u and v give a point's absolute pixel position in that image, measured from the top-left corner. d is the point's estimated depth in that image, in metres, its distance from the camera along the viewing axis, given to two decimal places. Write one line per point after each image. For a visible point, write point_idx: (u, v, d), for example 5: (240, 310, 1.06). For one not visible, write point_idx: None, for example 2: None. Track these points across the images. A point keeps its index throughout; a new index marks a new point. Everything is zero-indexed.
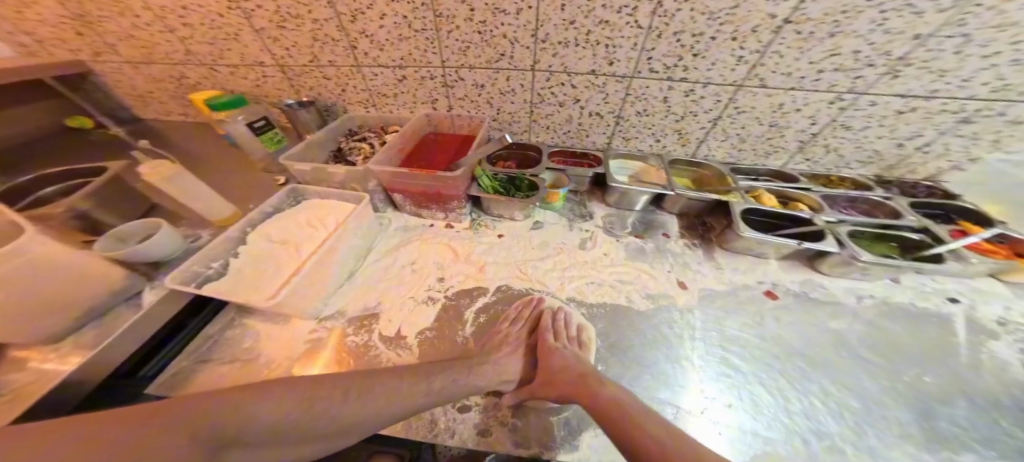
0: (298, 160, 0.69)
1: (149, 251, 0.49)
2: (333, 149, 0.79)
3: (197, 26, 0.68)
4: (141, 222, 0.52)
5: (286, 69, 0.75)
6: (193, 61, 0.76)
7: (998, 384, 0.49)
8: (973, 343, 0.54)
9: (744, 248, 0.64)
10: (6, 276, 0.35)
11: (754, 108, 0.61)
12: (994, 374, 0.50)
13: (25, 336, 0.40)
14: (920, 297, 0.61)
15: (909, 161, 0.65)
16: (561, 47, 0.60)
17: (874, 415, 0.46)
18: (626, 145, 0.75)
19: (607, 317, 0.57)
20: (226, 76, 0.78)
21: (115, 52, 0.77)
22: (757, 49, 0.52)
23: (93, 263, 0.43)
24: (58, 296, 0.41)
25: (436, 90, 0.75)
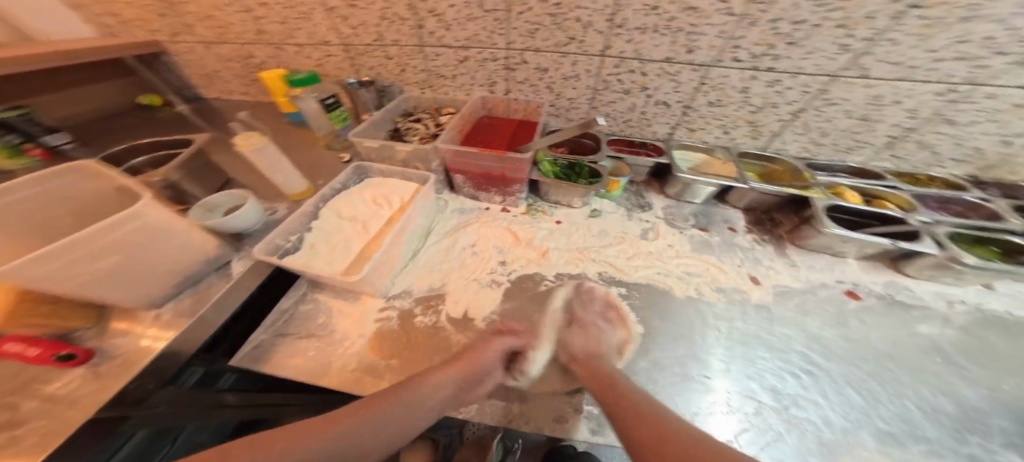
0: (364, 137, 0.71)
1: (236, 222, 0.50)
2: (390, 130, 0.79)
3: (271, 4, 0.69)
4: (229, 193, 0.54)
5: (351, 49, 0.76)
6: (262, 41, 0.78)
7: None
8: None
9: (821, 246, 0.61)
10: (124, 239, 0.36)
11: (847, 100, 0.58)
12: None
13: (134, 301, 0.42)
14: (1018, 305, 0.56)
15: (1013, 161, 0.60)
16: (637, 33, 0.58)
17: (986, 426, 0.43)
18: (690, 136, 0.74)
19: (681, 308, 0.54)
20: (292, 56, 0.80)
21: (191, 33, 0.81)
22: (869, 37, 0.49)
23: (198, 236, 0.45)
24: (168, 265, 0.43)
25: (496, 73, 0.74)
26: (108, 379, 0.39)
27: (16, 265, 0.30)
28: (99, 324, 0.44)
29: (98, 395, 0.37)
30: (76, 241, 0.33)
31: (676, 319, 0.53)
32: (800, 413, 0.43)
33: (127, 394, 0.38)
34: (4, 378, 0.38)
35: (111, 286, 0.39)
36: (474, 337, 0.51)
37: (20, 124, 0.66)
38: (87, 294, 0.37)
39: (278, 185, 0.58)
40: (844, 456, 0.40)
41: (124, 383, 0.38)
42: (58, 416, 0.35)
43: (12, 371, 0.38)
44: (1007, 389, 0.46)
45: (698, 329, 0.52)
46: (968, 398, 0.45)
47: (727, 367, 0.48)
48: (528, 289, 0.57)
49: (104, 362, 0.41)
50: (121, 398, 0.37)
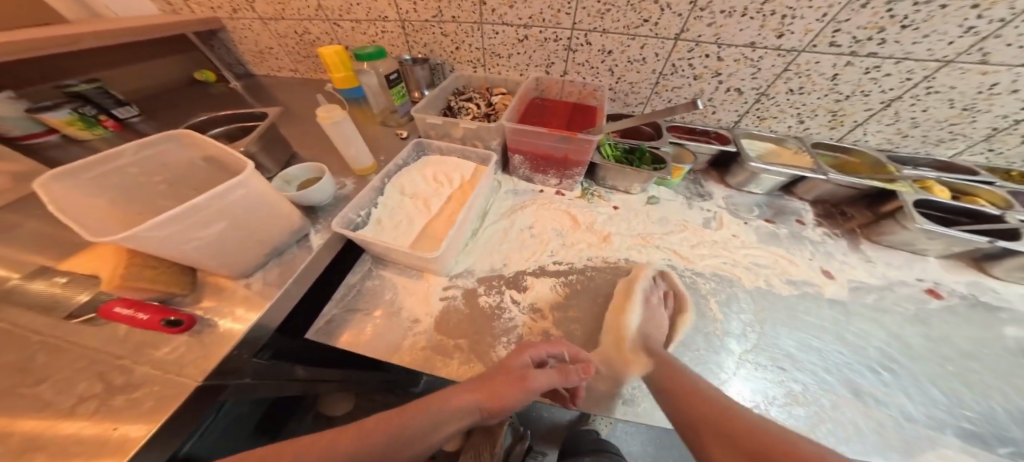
0: (424, 113, 0.70)
1: (312, 196, 0.52)
2: (443, 108, 0.77)
3: None
4: (303, 168, 0.55)
5: (408, 25, 0.75)
6: (319, 17, 0.78)
7: None
8: None
9: (901, 242, 0.57)
10: (225, 204, 0.38)
11: (951, 90, 0.54)
12: None
13: (231, 268, 0.45)
14: None
15: None
16: (722, 16, 0.55)
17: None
18: (758, 124, 0.71)
19: (749, 296, 0.53)
20: (347, 32, 0.80)
21: (250, 9, 0.82)
22: (1000, 19, 0.45)
23: (285, 207, 0.46)
24: (260, 234, 0.45)
25: (556, 53, 0.71)
26: (209, 346, 0.41)
27: (143, 228, 0.32)
28: (193, 291, 0.46)
29: (203, 360, 0.39)
30: (191, 209, 0.35)
31: (744, 307, 0.52)
32: (879, 404, 0.42)
33: (227, 362, 0.40)
34: (114, 340, 0.40)
35: (213, 254, 0.41)
36: (540, 318, 0.51)
37: (93, 96, 0.68)
38: (193, 259, 0.40)
39: (348, 160, 0.59)
40: (922, 450, 0.38)
41: (225, 352, 0.40)
42: (170, 380, 0.37)
43: (122, 333, 0.41)
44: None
45: (769, 318, 0.51)
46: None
47: (799, 352, 0.47)
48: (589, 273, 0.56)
49: (201, 329, 0.43)
50: (222, 366, 0.40)
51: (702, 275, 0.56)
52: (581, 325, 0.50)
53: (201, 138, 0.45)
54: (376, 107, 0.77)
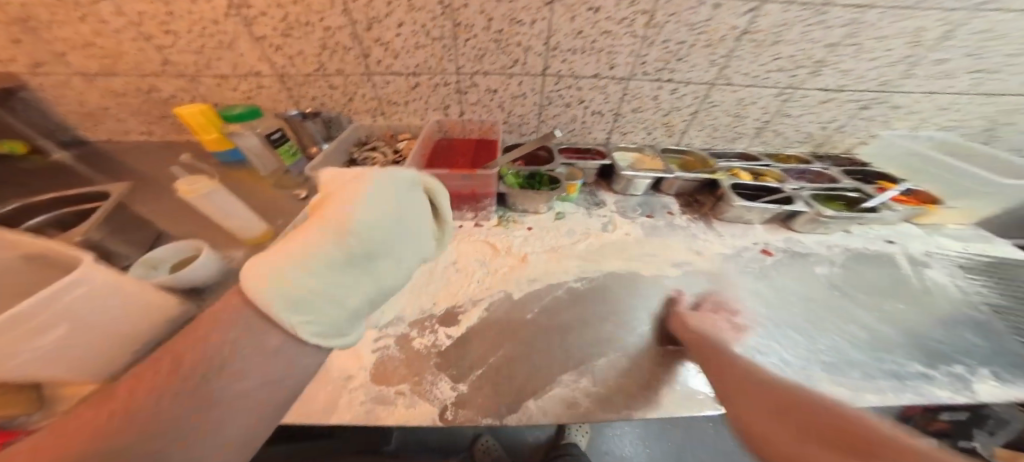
0: (322, 170, 0.67)
1: (193, 274, 0.44)
2: (345, 160, 0.75)
3: (183, 34, 0.63)
4: (174, 246, 0.46)
5: (286, 78, 0.72)
6: (171, 72, 0.70)
7: (945, 302, 0.65)
8: (918, 273, 0.71)
9: (735, 216, 0.76)
10: (59, 311, 0.30)
11: (723, 103, 0.76)
12: (940, 295, 0.67)
13: (88, 376, 0.36)
14: (869, 241, 0.77)
15: (832, 139, 0.83)
16: (569, 54, 0.68)
17: (890, 345, 0.58)
18: (623, 139, 0.86)
19: (647, 285, 0.63)
20: (211, 88, 0.73)
21: (66, 64, 0.68)
22: (725, 54, 0.66)
23: (153, 294, 0.38)
24: (125, 331, 0.37)
25: (448, 96, 0.77)
26: None
27: None
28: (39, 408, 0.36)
29: None
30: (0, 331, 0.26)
31: (646, 294, 0.62)
32: (766, 354, 0.55)
33: None
34: None
35: (59, 366, 0.32)
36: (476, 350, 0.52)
37: None
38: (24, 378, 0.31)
39: (232, 231, 0.53)
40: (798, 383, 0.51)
41: None
42: None
43: None
44: (869, 305, 0.64)
45: (673, 303, 0.61)
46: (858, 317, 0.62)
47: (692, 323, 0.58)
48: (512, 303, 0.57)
49: None
50: None
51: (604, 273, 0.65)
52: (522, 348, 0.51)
53: (12, 233, 0.35)
54: (265, 168, 0.70)
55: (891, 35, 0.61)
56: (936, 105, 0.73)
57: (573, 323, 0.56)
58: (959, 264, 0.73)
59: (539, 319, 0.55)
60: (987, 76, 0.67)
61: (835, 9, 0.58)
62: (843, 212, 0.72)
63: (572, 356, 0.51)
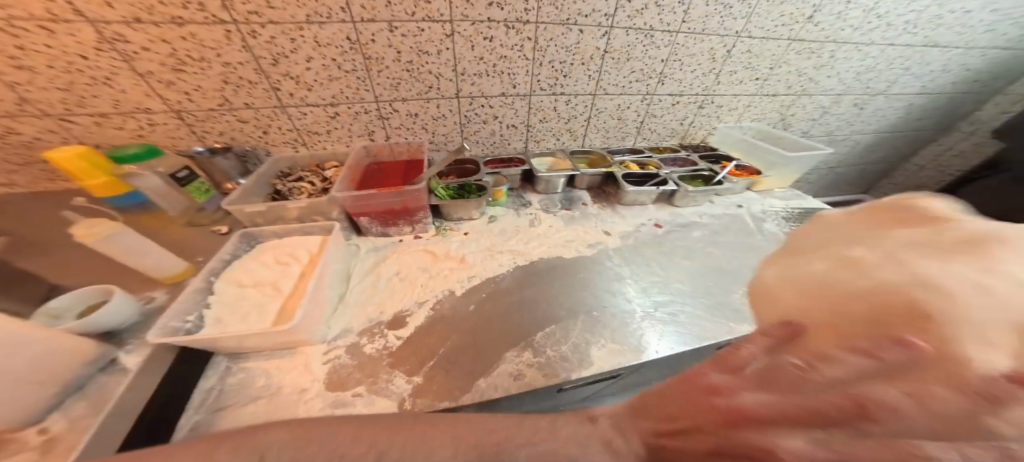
0: (241, 203, 0.65)
1: (104, 316, 0.41)
2: (269, 192, 0.73)
3: (41, 70, 0.57)
4: (73, 294, 0.43)
5: (185, 114, 0.69)
6: (28, 113, 0.61)
7: (788, 241, 0.85)
8: (772, 224, 0.90)
9: (631, 200, 0.91)
10: None
11: (607, 109, 0.95)
12: (786, 236, 0.87)
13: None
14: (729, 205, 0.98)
15: (690, 131, 1.07)
16: (476, 78, 0.79)
17: (766, 283, 0.71)
18: (539, 146, 1.00)
19: (570, 263, 0.73)
20: (89, 128, 0.66)
21: None
22: (596, 69, 0.85)
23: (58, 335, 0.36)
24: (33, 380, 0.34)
25: (371, 123, 0.80)
26: None
27: None
28: None
29: None
30: None
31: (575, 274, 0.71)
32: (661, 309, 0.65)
33: None
34: None
35: None
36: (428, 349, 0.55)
37: None
38: None
39: (142, 270, 0.49)
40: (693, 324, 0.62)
41: None
42: None
43: None
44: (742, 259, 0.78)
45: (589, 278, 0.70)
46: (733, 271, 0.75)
47: (607, 288, 0.68)
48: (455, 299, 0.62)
49: None
50: None
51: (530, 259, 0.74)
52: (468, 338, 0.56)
53: None
54: (172, 208, 0.66)
55: (697, 52, 0.86)
56: (743, 103, 1.02)
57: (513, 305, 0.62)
58: (783, 218, 0.89)
59: (480, 309, 0.61)
60: (763, 82, 0.96)
61: (656, 33, 0.80)
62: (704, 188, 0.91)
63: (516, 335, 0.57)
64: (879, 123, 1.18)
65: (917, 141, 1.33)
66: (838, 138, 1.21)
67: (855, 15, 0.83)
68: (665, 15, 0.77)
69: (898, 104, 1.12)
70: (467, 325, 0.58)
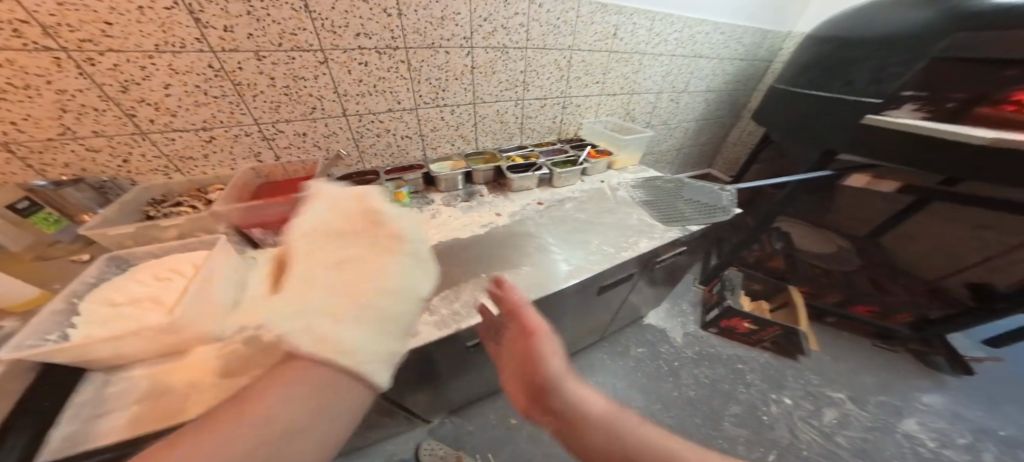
0: (106, 229, 0.62)
1: None
2: (141, 217, 0.72)
3: None
4: None
5: (11, 145, 0.61)
6: None
7: (647, 194, 1.07)
8: (641, 186, 1.11)
9: (521, 187, 1.07)
10: None
11: (490, 117, 1.12)
12: (645, 190, 1.09)
13: None
14: (608, 176, 1.18)
15: (564, 127, 1.31)
16: (360, 98, 0.88)
17: (631, 233, 0.90)
18: (436, 152, 1.12)
19: (462, 239, 0.86)
20: None
21: None
22: (470, 84, 1.01)
23: None
24: None
25: (255, 144, 0.83)
26: None
27: None
28: None
29: None
30: None
31: (465, 242, 0.84)
32: (536, 263, 0.79)
33: None
34: None
35: None
36: None
37: None
38: None
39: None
40: (568, 271, 0.77)
41: None
42: None
43: None
44: (602, 217, 0.96)
45: (492, 255, 0.81)
46: (595, 227, 0.92)
47: (502, 257, 0.80)
48: None
49: None
50: None
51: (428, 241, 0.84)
52: None
53: None
54: (13, 243, 0.62)
55: (545, 64, 1.09)
56: (595, 102, 1.30)
57: None
58: (631, 186, 1.12)
59: None
60: (602, 84, 1.25)
61: (509, 50, 1.00)
62: (572, 167, 1.11)
63: None
64: (694, 111, 1.60)
65: (724, 125, 1.82)
66: (672, 125, 1.60)
67: (642, 32, 1.18)
68: (511, 35, 0.97)
69: (700, 99, 1.56)
70: None
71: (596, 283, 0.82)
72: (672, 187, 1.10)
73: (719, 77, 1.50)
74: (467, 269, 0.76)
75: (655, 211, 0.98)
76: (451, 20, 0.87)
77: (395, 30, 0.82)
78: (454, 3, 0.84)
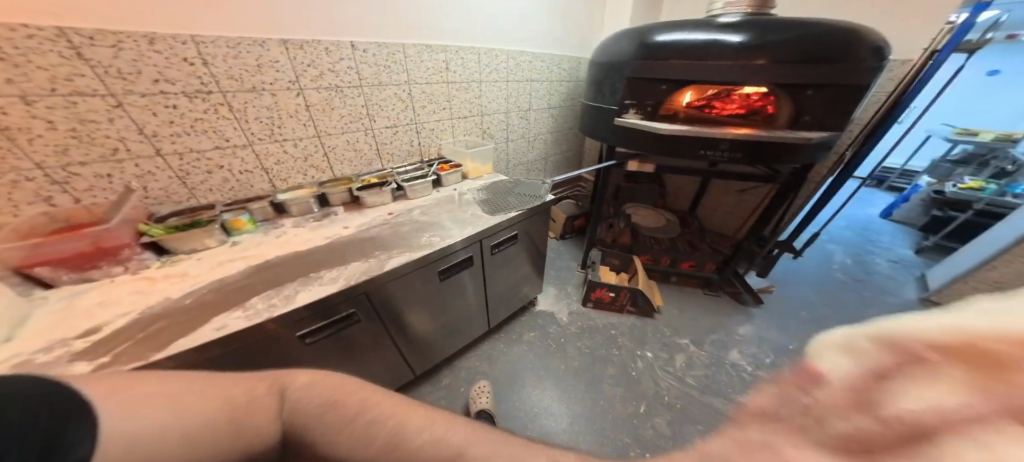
0: None
1: None
2: None
3: None
4: None
5: None
6: None
7: (486, 194, 1.28)
8: (480, 189, 1.32)
9: (376, 202, 1.19)
10: None
11: (340, 146, 1.25)
12: (487, 192, 1.30)
13: None
14: (459, 184, 1.38)
15: (425, 148, 1.49)
16: (176, 137, 0.97)
17: (460, 225, 1.08)
18: (287, 183, 1.22)
19: (295, 251, 0.94)
20: None
21: None
22: (308, 119, 1.14)
23: None
24: None
25: (44, 189, 0.85)
26: None
27: None
28: None
29: None
30: None
31: (298, 251, 0.94)
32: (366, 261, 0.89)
33: None
34: None
35: None
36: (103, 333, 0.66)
37: None
38: None
39: None
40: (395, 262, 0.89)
41: None
42: None
43: None
44: (441, 217, 1.12)
45: (301, 251, 0.95)
46: (437, 225, 1.07)
47: (330, 259, 0.91)
48: (150, 299, 0.75)
49: None
50: None
51: (252, 254, 0.93)
52: (157, 320, 0.69)
53: None
54: None
55: (387, 97, 1.26)
56: (449, 125, 1.51)
57: (216, 286, 0.79)
58: (478, 189, 1.32)
59: (183, 299, 0.75)
60: (450, 109, 1.47)
61: (343, 88, 1.16)
62: (420, 179, 1.26)
63: (219, 305, 0.74)
64: (545, 125, 1.96)
65: (577, 135, 2.24)
66: (529, 138, 1.92)
67: (471, 65, 1.44)
68: (342, 76, 1.13)
69: (546, 115, 1.93)
70: (164, 309, 0.72)
71: (431, 266, 0.97)
72: (503, 184, 1.37)
73: (554, 97, 1.92)
74: (281, 270, 0.87)
75: (481, 204, 1.20)
76: (269, 67, 1.01)
77: (201, 76, 0.93)
78: (267, 53, 0.99)
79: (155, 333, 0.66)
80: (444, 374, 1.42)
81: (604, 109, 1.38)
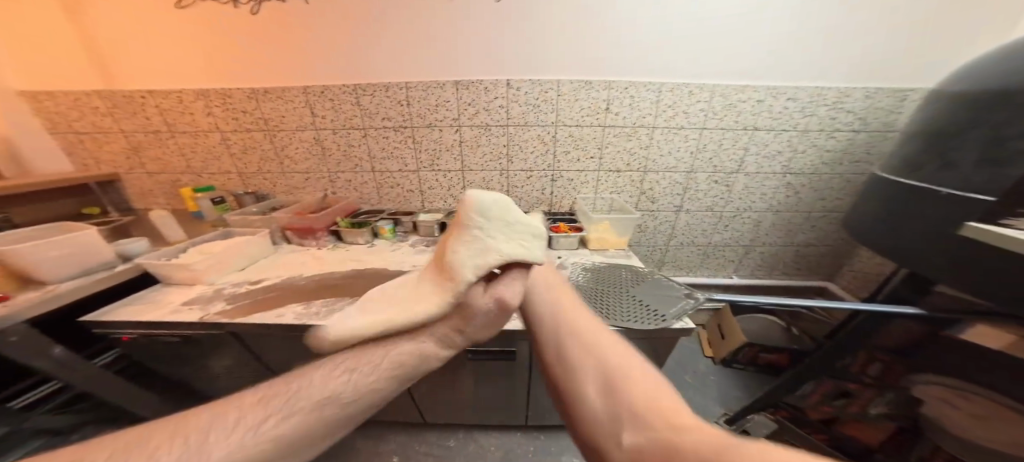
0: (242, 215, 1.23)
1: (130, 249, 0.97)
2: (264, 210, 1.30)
3: (195, 151, 1.28)
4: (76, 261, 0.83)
5: (243, 177, 1.34)
6: (188, 171, 1.33)
7: (591, 280, 0.89)
8: (588, 266, 0.96)
9: None
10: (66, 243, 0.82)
11: (477, 182, 1.29)
12: (592, 272, 0.92)
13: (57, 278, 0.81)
14: (575, 254, 1.05)
15: (556, 198, 1.27)
16: (380, 160, 1.30)
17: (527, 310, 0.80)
18: (431, 206, 1.38)
19: (385, 268, 1.03)
20: (205, 179, 1.35)
21: (142, 168, 1.32)
22: (457, 155, 1.24)
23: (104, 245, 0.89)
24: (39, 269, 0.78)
25: (324, 185, 1.37)
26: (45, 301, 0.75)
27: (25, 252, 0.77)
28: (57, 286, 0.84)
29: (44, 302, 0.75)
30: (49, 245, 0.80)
31: (391, 268, 1.03)
32: None
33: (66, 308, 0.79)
34: None
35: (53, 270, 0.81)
36: (256, 286, 0.93)
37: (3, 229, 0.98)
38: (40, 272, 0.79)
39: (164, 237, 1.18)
40: None
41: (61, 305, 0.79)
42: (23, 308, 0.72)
43: None
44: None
45: (385, 269, 1.02)
46: None
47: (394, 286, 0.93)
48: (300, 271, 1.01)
49: (21, 300, 0.75)
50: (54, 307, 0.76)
51: (366, 260, 1.09)
52: (279, 288, 0.92)
53: (77, 227, 0.97)
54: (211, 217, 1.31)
55: (527, 139, 1.17)
56: (592, 177, 1.22)
57: (323, 273, 1.00)
58: (585, 267, 0.96)
59: (304, 281, 0.95)
60: (599, 159, 1.18)
61: (491, 128, 1.17)
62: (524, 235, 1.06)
63: (307, 296, 0.88)
64: (761, 196, 1.21)
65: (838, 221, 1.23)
66: (721, 211, 1.24)
67: (647, 105, 1.08)
68: (493, 115, 1.15)
69: (769, 183, 1.18)
70: (291, 285, 0.93)
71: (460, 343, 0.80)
72: (631, 275, 0.90)
73: (799, 158, 1.14)
74: (363, 280, 0.97)
75: (572, 286, 0.87)
76: (442, 106, 1.16)
77: (405, 115, 1.19)
78: (443, 95, 1.13)
79: (266, 299, 0.87)
80: (455, 432, 1.15)
81: (937, 195, 0.65)
